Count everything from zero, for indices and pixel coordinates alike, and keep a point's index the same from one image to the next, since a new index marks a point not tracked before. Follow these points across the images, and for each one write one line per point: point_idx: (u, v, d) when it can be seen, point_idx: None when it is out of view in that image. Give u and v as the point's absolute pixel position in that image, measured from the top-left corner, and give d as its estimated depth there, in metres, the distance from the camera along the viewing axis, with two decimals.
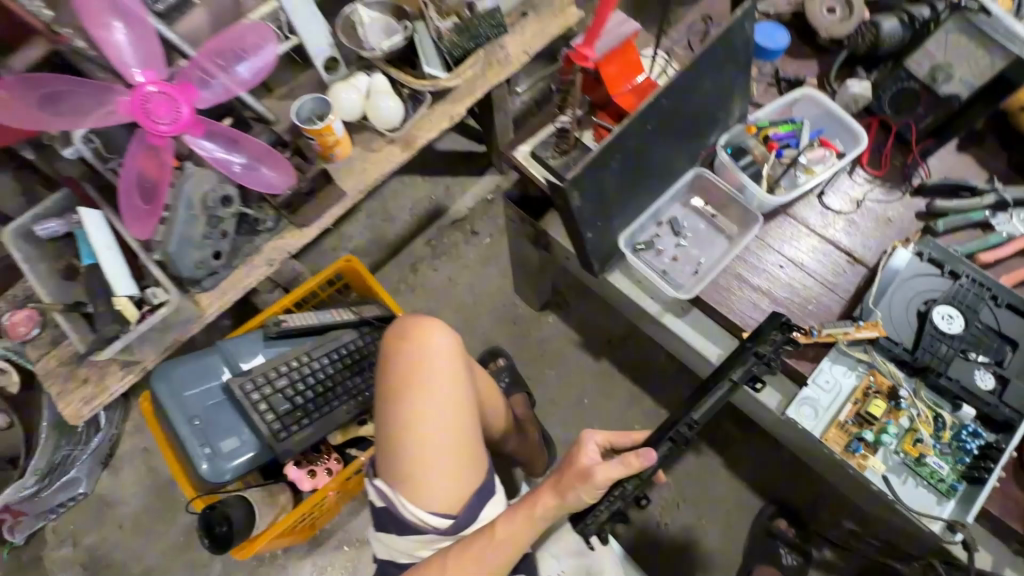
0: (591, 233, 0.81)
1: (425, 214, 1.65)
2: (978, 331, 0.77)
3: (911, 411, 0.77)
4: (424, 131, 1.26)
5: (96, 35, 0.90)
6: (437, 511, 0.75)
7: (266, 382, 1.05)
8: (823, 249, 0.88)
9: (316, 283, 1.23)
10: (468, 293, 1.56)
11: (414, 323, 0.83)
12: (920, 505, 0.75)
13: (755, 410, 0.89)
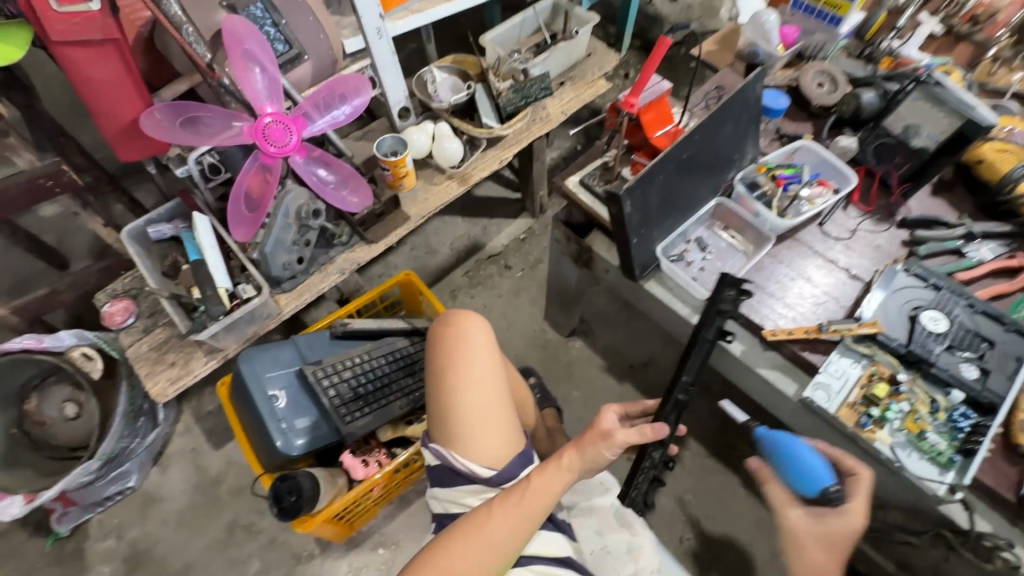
0: (637, 241, 0.99)
1: (464, 249, 1.83)
2: (960, 331, 0.93)
3: (909, 395, 0.90)
4: (480, 170, 1.47)
5: (237, 74, 1.10)
6: (485, 464, 0.90)
7: (335, 371, 1.18)
8: (827, 266, 1.07)
9: (377, 294, 1.38)
10: (502, 319, 1.71)
11: (455, 316, 1.00)
12: (924, 474, 0.84)
13: (775, 405, 1.01)
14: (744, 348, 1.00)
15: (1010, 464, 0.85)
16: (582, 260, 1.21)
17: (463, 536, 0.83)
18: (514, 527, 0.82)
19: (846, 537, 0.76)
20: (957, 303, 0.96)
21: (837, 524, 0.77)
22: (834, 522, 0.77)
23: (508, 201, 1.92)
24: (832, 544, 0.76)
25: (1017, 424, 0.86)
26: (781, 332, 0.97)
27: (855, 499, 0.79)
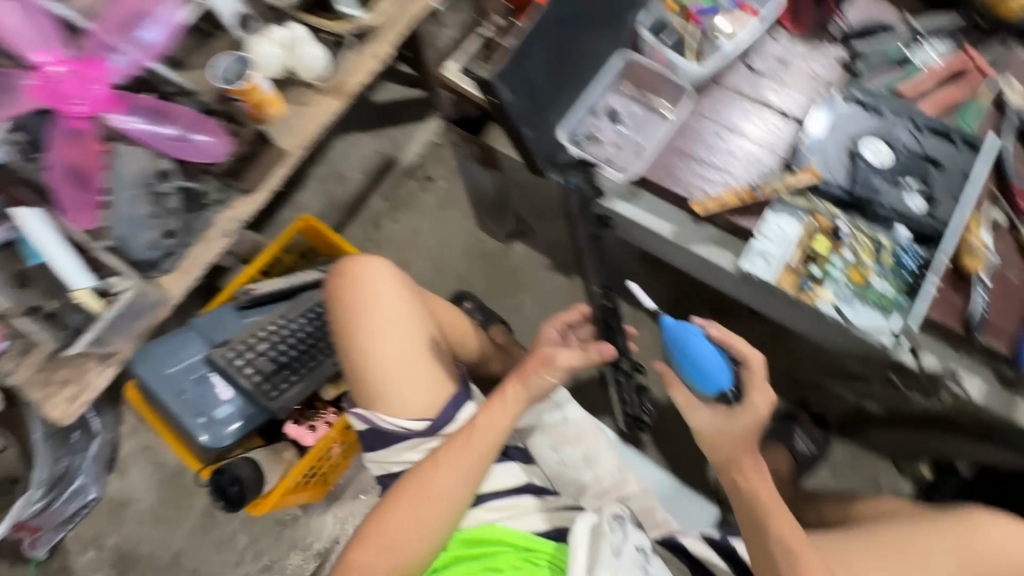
0: (531, 130, 0.82)
1: (377, 170, 1.62)
2: (904, 158, 0.83)
3: (852, 243, 0.82)
4: (354, 75, 1.18)
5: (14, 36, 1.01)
6: (415, 417, 0.79)
7: (248, 348, 1.07)
8: (757, 111, 0.92)
9: (278, 247, 1.23)
10: (435, 238, 1.57)
11: (350, 263, 0.86)
12: (870, 324, 0.79)
13: (718, 280, 0.93)
14: (677, 228, 0.89)
15: (958, 292, 0.80)
16: (490, 162, 1.04)
17: (408, 497, 0.73)
18: (462, 477, 0.74)
19: (751, 427, 0.73)
20: (901, 127, 0.85)
21: (739, 422, 0.74)
22: (738, 422, 0.74)
23: (414, 102, 1.66)
24: (738, 436, 0.74)
25: (966, 249, 0.79)
26: (711, 203, 0.86)
27: (757, 392, 0.75)
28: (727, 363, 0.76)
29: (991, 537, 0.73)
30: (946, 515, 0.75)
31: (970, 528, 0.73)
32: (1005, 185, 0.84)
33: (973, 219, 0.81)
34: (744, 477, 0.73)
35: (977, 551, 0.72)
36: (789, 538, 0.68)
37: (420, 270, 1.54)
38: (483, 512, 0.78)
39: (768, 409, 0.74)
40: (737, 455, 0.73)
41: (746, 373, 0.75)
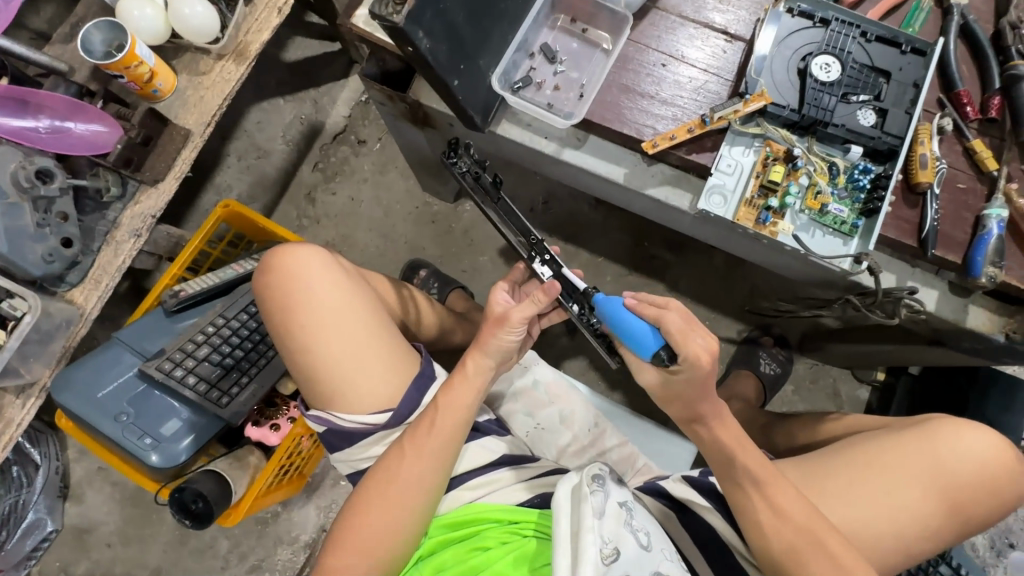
0: (459, 82, 0.74)
1: (301, 138, 1.47)
2: (854, 72, 0.79)
3: (807, 168, 0.79)
4: (254, 34, 1.03)
5: None
6: (376, 410, 0.74)
7: (186, 356, 0.98)
8: (700, 34, 0.85)
9: (201, 241, 1.09)
10: (377, 207, 1.46)
11: (277, 255, 0.78)
12: (829, 251, 0.78)
13: (676, 222, 0.90)
14: (629, 172, 0.84)
15: (910, 207, 0.79)
16: (421, 120, 0.95)
17: (378, 492, 0.69)
18: (433, 463, 0.70)
19: (699, 382, 0.65)
20: (848, 37, 0.80)
21: (684, 379, 0.66)
22: (680, 378, 0.66)
23: (331, 57, 1.49)
24: (688, 392, 0.67)
25: (918, 162, 0.78)
26: (662, 141, 0.80)
27: (684, 346, 0.64)
28: (653, 327, 0.67)
29: (955, 443, 0.72)
30: (912, 427, 0.75)
31: (933, 438, 0.73)
32: (951, 91, 0.82)
33: (923, 129, 0.78)
34: (708, 429, 0.69)
35: (943, 461, 0.71)
36: (758, 474, 0.65)
37: (366, 243, 1.44)
38: (462, 492, 0.76)
39: (708, 362, 0.64)
40: (697, 409, 0.68)
41: (671, 334, 0.65)
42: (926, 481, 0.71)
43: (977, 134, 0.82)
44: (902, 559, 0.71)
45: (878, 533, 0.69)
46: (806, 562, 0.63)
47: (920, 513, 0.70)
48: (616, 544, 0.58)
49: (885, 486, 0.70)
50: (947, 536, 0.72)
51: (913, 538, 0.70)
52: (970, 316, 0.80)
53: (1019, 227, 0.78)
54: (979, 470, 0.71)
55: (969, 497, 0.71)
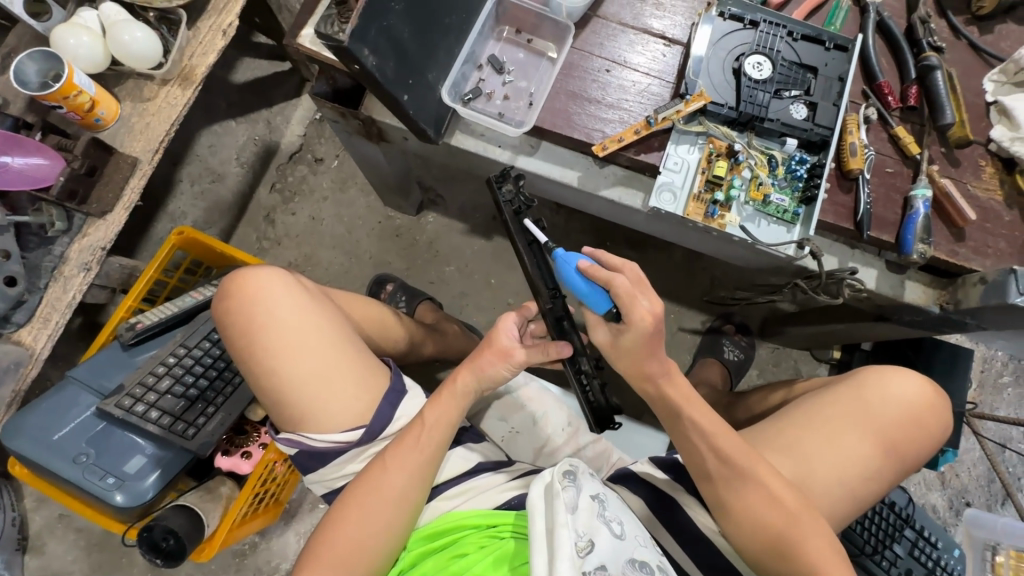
0: (409, 97, 0.76)
1: (256, 159, 1.45)
2: (783, 69, 0.84)
3: (748, 161, 0.83)
4: (199, 57, 1.02)
5: None
6: (347, 428, 0.74)
7: (147, 390, 0.95)
8: (640, 40, 0.89)
9: (156, 270, 1.06)
10: (339, 224, 1.45)
11: (233, 277, 0.78)
12: (775, 239, 0.82)
13: (630, 221, 0.93)
14: (582, 176, 0.87)
15: (845, 192, 0.84)
16: (376, 135, 0.95)
17: (358, 502, 0.69)
18: (416, 474, 0.71)
19: (645, 343, 0.67)
20: (777, 37, 0.85)
21: (631, 339, 0.67)
22: (627, 338, 0.67)
23: (281, 76, 1.48)
24: (639, 350, 0.68)
25: (848, 150, 0.82)
26: (611, 144, 0.83)
27: (632, 308, 0.65)
28: (603, 289, 0.68)
29: (880, 389, 0.77)
30: (844, 383, 0.80)
31: (860, 388, 0.78)
32: (874, 82, 0.87)
33: (851, 119, 0.84)
34: (656, 386, 0.70)
35: (874, 405, 0.76)
36: (719, 433, 0.68)
37: (330, 260, 1.43)
38: (440, 502, 0.77)
39: (651, 322, 0.65)
40: (638, 368, 0.70)
41: (620, 296, 0.66)
42: (859, 427, 0.74)
43: (899, 121, 0.88)
44: (855, 505, 0.73)
45: (827, 483, 0.72)
46: (765, 515, 0.65)
47: (859, 458, 0.73)
48: (590, 537, 0.59)
49: (827, 437, 0.74)
50: (890, 477, 0.75)
51: (857, 483, 0.73)
52: (908, 291, 0.85)
53: (942, 205, 0.84)
54: (904, 411, 0.75)
55: (901, 437, 0.75)
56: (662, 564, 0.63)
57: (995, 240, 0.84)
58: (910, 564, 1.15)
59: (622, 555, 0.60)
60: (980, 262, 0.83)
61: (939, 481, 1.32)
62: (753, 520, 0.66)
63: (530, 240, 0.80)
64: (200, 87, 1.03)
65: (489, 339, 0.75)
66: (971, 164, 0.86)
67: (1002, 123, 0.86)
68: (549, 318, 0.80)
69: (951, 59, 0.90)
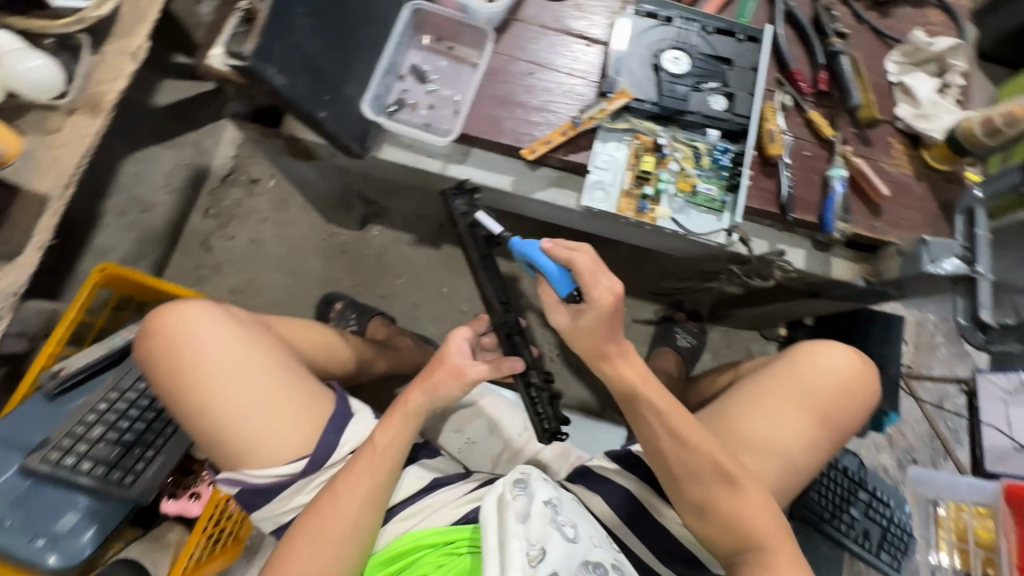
0: (327, 113, 0.74)
1: (187, 185, 1.38)
2: (700, 62, 0.86)
3: (674, 155, 0.85)
4: (107, 83, 0.94)
5: None
6: (291, 459, 0.71)
7: (77, 440, 0.89)
8: (561, 41, 0.90)
9: (79, 311, 1.00)
10: (281, 245, 1.40)
11: (156, 314, 0.74)
12: (705, 228, 0.84)
13: (567, 221, 0.94)
14: (515, 180, 0.86)
15: (768, 177, 0.87)
16: (303, 153, 0.92)
17: (308, 533, 0.67)
18: (368, 499, 0.68)
19: (606, 321, 0.68)
20: (691, 32, 0.88)
21: (592, 318, 0.68)
22: (587, 319, 0.69)
23: (206, 97, 1.42)
24: (599, 330, 0.69)
25: (767, 136, 0.86)
26: (540, 147, 0.83)
27: (596, 286, 0.67)
28: (566, 269, 0.70)
29: (812, 362, 0.79)
30: (779, 360, 0.83)
31: (793, 363, 0.80)
32: (786, 70, 0.91)
33: (767, 107, 0.87)
34: (614, 367, 0.71)
35: (807, 377, 0.78)
36: (669, 414, 0.68)
37: (274, 283, 1.38)
38: (398, 523, 0.75)
39: (610, 302, 0.67)
40: (599, 348, 0.71)
41: (581, 273, 0.68)
42: (794, 401, 0.77)
43: (814, 106, 0.91)
44: (795, 477, 0.76)
45: (767, 459, 0.74)
46: (713, 494, 0.66)
47: (796, 431, 0.76)
48: (542, 545, 0.59)
49: (765, 414, 0.76)
50: (827, 445, 0.78)
51: (796, 455, 0.75)
52: (834, 267, 0.89)
53: (857, 183, 0.88)
54: (836, 381, 0.78)
55: (834, 406, 0.77)
56: (616, 561, 0.64)
57: (909, 212, 0.88)
58: (868, 525, 1.20)
59: (575, 559, 0.60)
60: (896, 235, 0.87)
61: (888, 442, 1.39)
62: (701, 500, 0.67)
63: (484, 254, 0.84)
64: (112, 115, 0.95)
65: (440, 355, 0.76)
66: (882, 143, 0.91)
67: (905, 102, 0.92)
68: (500, 333, 0.84)
69: (856, 44, 0.94)
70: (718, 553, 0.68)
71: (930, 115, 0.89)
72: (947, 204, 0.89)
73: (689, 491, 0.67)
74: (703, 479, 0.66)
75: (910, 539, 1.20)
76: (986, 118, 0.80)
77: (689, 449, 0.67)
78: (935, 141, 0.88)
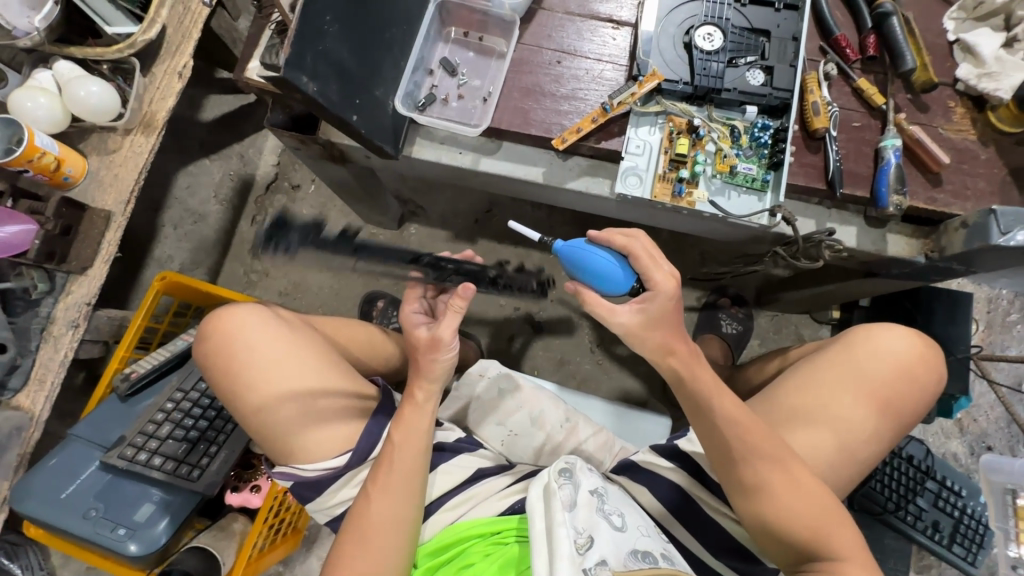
0: (359, 117, 0.76)
1: (234, 195, 1.45)
2: (735, 36, 0.83)
3: (710, 135, 0.82)
4: (158, 102, 0.99)
5: None
6: (337, 452, 0.74)
7: (147, 438, 0.96)
8: (588, 26, 0.88)
9: (144, 317, 1.07)
10: (324, 248, 1.45)
11: (213, 319, 0.78)
12: (747, 210, 0.81)
13: (601, 210, 0.92)
14: (548, 171, 0.86)
15: (813, 152, 0.83)
16: (339, 157, 0.95)
17: (355, 536, 0.68)
18: (404, 498, 0.69)
19: (672, 308, 0.65)
20: (724, 5, 0.84)
21: (658, 308, 0.65)
22: (653, 308, 0.65)
23: (247, 109, 1.47)
24: (664, 321, 0.65)
25: (811, 110, 0.81)
26: (570, 136, 0.83)
27: (657, 269, 0.65)
28: (620, 260, 0.67)
29: (868, 348, 0.76)
30: (834, 345, 0.79)
31: (849, 348, 0.77)
32: (830, 37, 0.86)
33: (810, 78, 0.83)
34: (681, 361, 0.66)
35: (866, 365, 0.75)
36: (727, 404, 0.65)
37: (319, 284, 1.43)
38: (441, 516, 0.76)
39: (674, 284, 0.65)
40: (666, 342, 0.66)
41: (636, 258, 0.66)
42: (850, 389, 0.73)
43: (861, 73, 0.86)
44: (855, 468, 0.73)
45: (825, 450, 0.71)
46: (771, 490, 0.63)
47: (855, 420, 0.72)
48: (590, 533, 0.59)
49: (821, 402, 0.73)
50: (889, 435, 0.74)
51: (854, 444, 0.72)
52: (890, 244, 0.83)
53: (914, 152, 0.82)
54: (896, 364, 0.74)
55: (894, 393, 0.73)
56: (666, 552, 0.62)
57: (974, 180, 0.82)
58: (938, 517, 1.13)
59: (623, 546, 0.59)
60: (960, 206, 0.81)
61: (958, 428, 1.29)
62: (752, 489, 0.64)
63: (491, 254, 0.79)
64: (164, 132, 1.00)
65: (415, 345, 0.77)
66: (940, 107, 0.84)
67: (967, 60, 0.84)
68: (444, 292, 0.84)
69: (907, 3, 0.88)
70: (773, 549, 0.65)
71: (997, 73, 0.81)
72: (1018, 168, 0.82)
73: (744, 479, 0.64)
74: (751, 457, 0.64)
75: (987, 531, 1.12)
76: None
77: (744, 442, 0.64)
78: (1002, 101, 0.80)
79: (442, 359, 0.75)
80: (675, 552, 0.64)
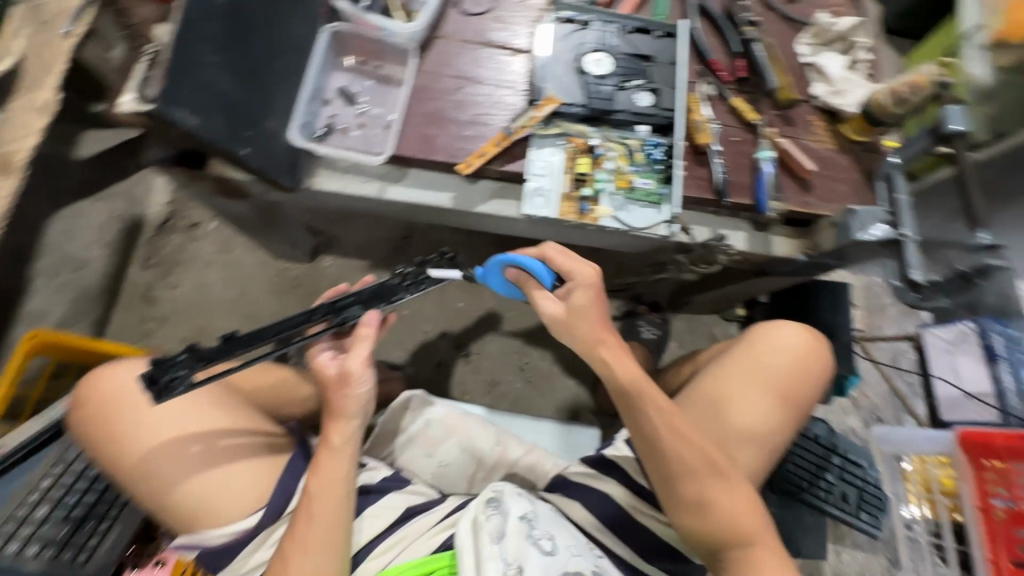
0: (249, 150, 0.73)
1: (121, 237, 1.32)
2: (622, 62, 0.88)
3: (608, 154, 0.87)
4: (16, 140, 0.88)
5: None
6: (247, 512, 0.68)
7: (18, 524, 0.83)
8: (485, 54, 0.90)
9: (11, 383, 0.93)
10: (230, 287, 1.35)
11: (89, 382, 0.71)
12: (648, 223, 0.85)
13: (513, 230, 0.94)
14: (456, 197, 0.86)
15: (700, 165, 0.89)
16: (235, 192, 0.90)
17: None
18: (325, 552, 0.64)
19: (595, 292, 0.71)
20: (610, 33, 0.90)
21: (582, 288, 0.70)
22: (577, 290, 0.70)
23: (133, 143, 1.36)
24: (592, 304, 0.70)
25: (694, 127, 0.89)
26: (475, 160, 0.84)
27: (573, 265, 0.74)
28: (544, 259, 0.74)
29: (765, 343, 0.82)
30: (737, 343, 0.85)
31: (750, 346, 0.83)
32: (705, 61, 0.94)
33: (690, 99, 0.90)
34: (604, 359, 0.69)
35: (765, 360, 0.81)
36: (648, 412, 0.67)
37: (227, 327, 1.33)
38: (369, 564, 0.72)
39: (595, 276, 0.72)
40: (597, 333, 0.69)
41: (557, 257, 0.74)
42: (754, 384, 0.79)
43: (735, 93, 0.94)
44: (766, 457, 0.78)
45: (738, 444, 0.76)
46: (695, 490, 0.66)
47: (761, 412, 0.77)
48: (518, 564, 0.59)
49: (730, 398, 0.78)
50: (792, 423, 0.80)
51: (763, 436, 0.77)
52: (775, 245, 0.92)
53: (785, 162, 0.92)
54: (790, 357, 0.81)
55: (791, 383, 0.80)
56: (597, 568, 0.64)
57: (837, 184, 0.92)
58: (845, 488, 1.24)
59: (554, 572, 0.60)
60: (827, 208, 0.91)
61: (853, 405, 1.43)
62: (677, 492, 0.66)
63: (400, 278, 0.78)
64: (25, 173, 0.90)
65: (325, 383, 0.73)
66: (803, 121, 0.95)
67: (819, 80, 0.95)
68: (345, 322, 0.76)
69: (768, 30, 0.98)
70: (702, 549, 0.68)
71: (844, 91, 0.92)
72: (870, 172, 0.93)
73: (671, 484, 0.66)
74: (675, 464, 0.66)
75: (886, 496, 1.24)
76: (892, 87, 0.84)
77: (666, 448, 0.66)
78: (851, 115, 0.92)
79: (357, 394, 0.71)
80: (606, 566, 0.66)
